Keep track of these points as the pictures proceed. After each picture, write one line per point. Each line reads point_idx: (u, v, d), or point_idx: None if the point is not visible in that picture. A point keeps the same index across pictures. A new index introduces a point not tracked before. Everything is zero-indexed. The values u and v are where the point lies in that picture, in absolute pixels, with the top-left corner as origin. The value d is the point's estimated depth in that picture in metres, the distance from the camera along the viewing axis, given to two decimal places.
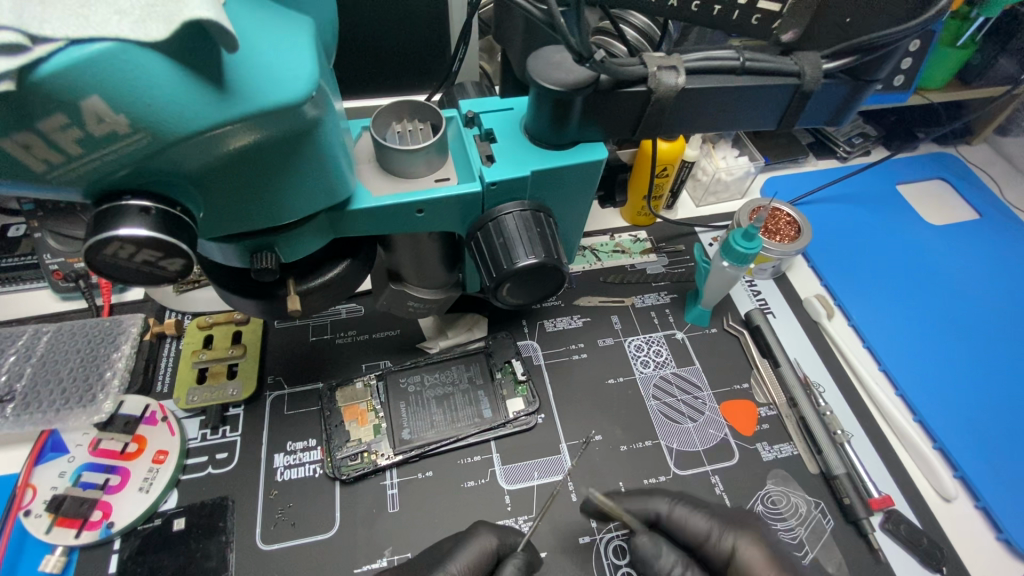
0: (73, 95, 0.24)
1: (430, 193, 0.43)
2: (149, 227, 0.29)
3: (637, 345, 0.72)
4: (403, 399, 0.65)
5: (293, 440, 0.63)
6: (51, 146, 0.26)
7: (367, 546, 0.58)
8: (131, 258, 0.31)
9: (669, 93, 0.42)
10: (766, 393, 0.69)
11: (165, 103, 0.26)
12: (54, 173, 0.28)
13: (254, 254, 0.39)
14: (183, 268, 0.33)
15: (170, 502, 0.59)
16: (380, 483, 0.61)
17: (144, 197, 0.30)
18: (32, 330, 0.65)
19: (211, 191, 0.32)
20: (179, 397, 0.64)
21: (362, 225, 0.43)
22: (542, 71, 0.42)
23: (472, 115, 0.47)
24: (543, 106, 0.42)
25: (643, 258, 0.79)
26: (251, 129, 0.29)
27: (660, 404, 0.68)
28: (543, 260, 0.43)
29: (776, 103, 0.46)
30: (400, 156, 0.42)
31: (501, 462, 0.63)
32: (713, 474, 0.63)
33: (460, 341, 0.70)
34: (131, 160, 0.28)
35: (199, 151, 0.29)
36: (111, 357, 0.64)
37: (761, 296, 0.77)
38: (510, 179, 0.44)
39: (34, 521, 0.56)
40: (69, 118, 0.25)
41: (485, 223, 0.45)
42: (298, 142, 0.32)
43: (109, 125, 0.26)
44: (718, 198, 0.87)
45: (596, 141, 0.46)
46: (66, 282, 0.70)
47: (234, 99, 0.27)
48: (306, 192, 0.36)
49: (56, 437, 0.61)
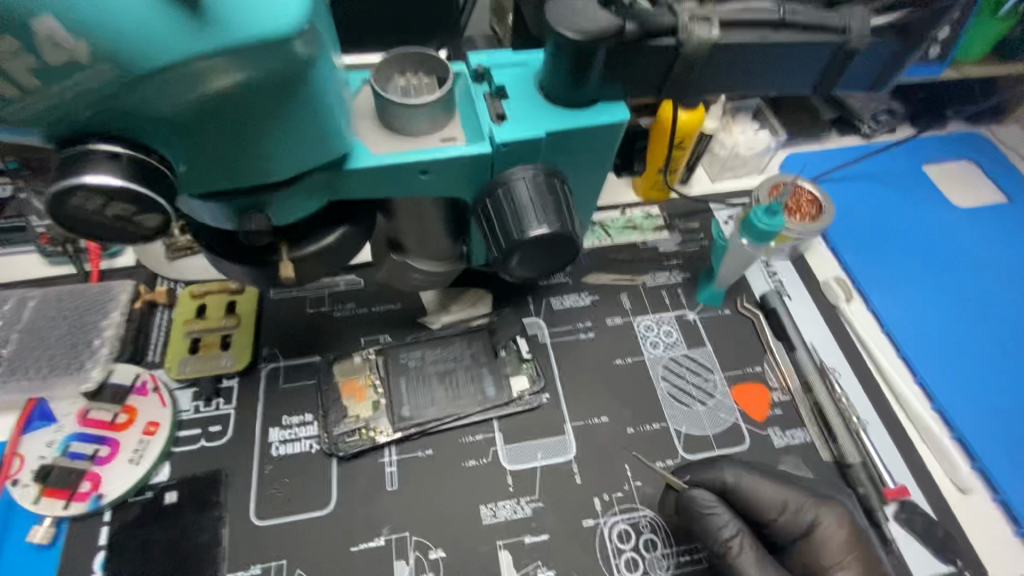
0: (24, 14, 0.22)
1: (434, 152, 0.40)
2: (121, 175, 0.26)
3: (647, 325, 0.69)
4: (403, 374, 0.62)
5: (289, 414, 0.61)
6: (4, 77, 0.24)
7: (365, 524, 0.56)
8: (100, 212, 0.28)
9: (701, 47, 0.39)
10: (780, 377, 0.66)
11: (130, 28, 0.23)
12: (10, 110, 0.25)
13: (243, 214, 0.36)
14: (161, 224, 0.29)
15: (161, 475, 0.57)
16: (378, 460, 0.59)
17: (116, 142, 0.27)
18: (18, 295, 0.63)
19: (191, 141, 0.29)
20: (171, 367, 0.61)
21: (360, 186, 0.40)
22: (562, 17, 0.38)
23: (482, 70, 0.43)
24: (562, 59, 0.39)
25: (656, 235, 0.76)
26: (233, 68, 0.26)
27: (671, 386, 0.65)
28: (556, 229, 0.40)
29: (816, 63, 0.42)
30: (403, 111, 0.39)
31: (503, 442, 0.61)
32: (723, 460, 0.61)
33: (463, 316, 0.67)
34: (95, 98, 0.25)
35: (177, 92, 0.26)
36: (99, 324, 0.61)
37: (777, 277, 0.74)
38: (522, 140, 0.40)
39: (21, 491, 0.54)
40: (20, 42, 0.22)
41: (494, 187, 0.41)
42: (290, 88, 0.29)
43: (68, 53, 0.23)
44: (736, 174, 0.83)
45: (618, 100, 0.42)
46: (53, 246, 0.68)
47: (213, 30, 0.24)
48: (297, 146, 0.33)
49: (44, 406, 0.58)
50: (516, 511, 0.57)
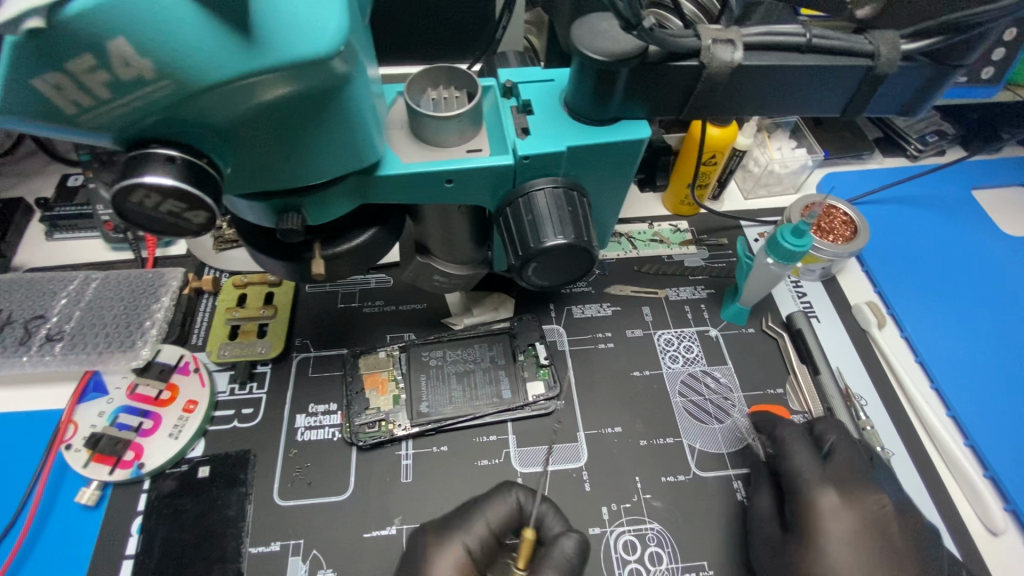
0: (100, 36, 0.24)
1: (460, 162, 0.42)
2: (175, 176, 0.29)
3: (667, 338, 0.69)
4: (424, 372, 0.65)
5: (315, 403, 0.64)
6: (81, 88, 0.26)
7: (378, 512, 0.58)
8: (156, 208, 0.31)
9: (722, 69, 0.39)
10: (801, 401, 0.65)
11: (190, 49, 0.25)
12: (84, 116, 0.27)
13: (281, 214, 0.39)
14: (207, 221, 0.32)
15: (196, 450, 0.61)
16: (395, 453, 0.61)
17: (171, 146, 0.30)
18: (83, 277, 0.69)
19: (238, 145, 0.32)
20: (212, 350, 0.66)
21: (391, 192, 0.42)
22: (587, 38, 0.39)
23: (510, 85, 0.45)
24: (586, 78, 0.40)
25: (682, 249, 0.76)
26: (280, 82, 0.28)
27: (686, 402, 0.65)
28: (571, 241, 0.41)
29: (844, 86, 0.42)
30: (433, 123, 0.41)
31: (516, 445, 0.62)
32: (736, 479, 0.61)
33: (485, 319, 0.70)
34: (158, 107, 0.27)
35: (229, 102, 0.28)
36: (151, 307, 0.67)
37: (806, 298, 0.73)
38: (545, 154, 0.42)
39: (74, 455, 0.59)
40: (96, 59, 0.24)
41: (515, 199, 0.43)
42: (327, 99, 0.32)
43: (136, 69, 0.25)
44: (769, 192, 0.82)
45: (639, 118, 0.43)
46: (117, 233, 0.75)
47: (261, 50, 0.26)
48: (331, 152, 0.35)
49: (97, 378, 0.64)
50: None
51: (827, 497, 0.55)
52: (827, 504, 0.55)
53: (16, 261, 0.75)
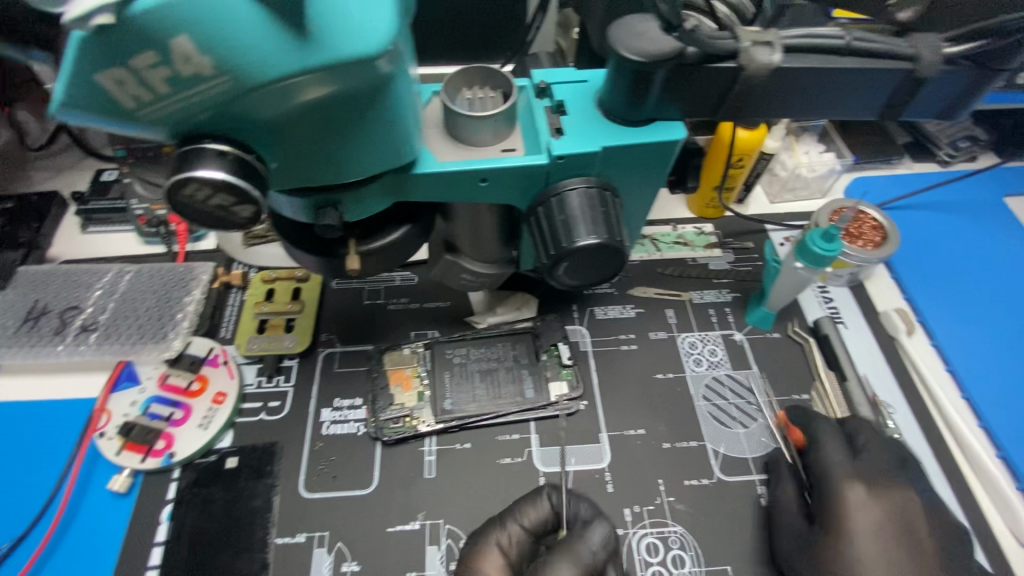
0: (164, 33, 0.25)
1: (495, 161, 0.42)
2: (225, 170, 0.30)
3: (691, 341, 0.69)
4: (448, 369, 0.66)
5: (341, 397, 0.65)
6: (143, 84, 0.27)
7: (402, 507, 0.59)
8: (206, 201, 0.32)
9: (761, 71, 0.39)
10: (827, 408, 0.65)
11: (247, 46, 0.26)
12: (143, 111, 0.28)
13: (320, 210, 0.40)
14: (253, 215, 0.33)
15: (225, 441, 0.62)
16: (419, 449, 0.62)
17: (222, 141, 0.31)
18: (117, 270, 0.71)
19: (285, 142, 0.33)
20: (240, 344, 0.67)
21: (425, 190, 0.43)
22: (625, 38, 0.39)
23: (544, 85, 0.45)
24: (622, 79, 0.40)
25: (707, 252, 0.76)
26: (330, 80, 0.29)
27: (711, 406, 0.65)
28: (604, 241, 0.41)
29: (882, 89, 0.42)
30: (469, 122, 0.42)
31: (539, 444, 0.62)
32: (760, 485, 0.60)
33: (509, 319, 0.70)
34: (213, 103, 0.28)
35: (280, 99, 0.29)
36: (183, 301, 0.69)
37: (832, 304, 0.72)
38: (578, 154, 0.42)
39: (106, 443, 0.61)
40: (159, 56, 0.25)
41: (548, 198, 0.43)
42: (371, 96, 0.32)
43: (196, 66, 0.26)
44: (796, 196, 0.81)
45: (674, 120, 0.43)
46: (149, 227, 0.75)
47: (314, 48, 0.27)
48: (372, 150, 0.36)
49: (130, 368, 0.65)
50: None
51: (855, 491, 0.55)
52: (855, 497, 0.55)
53: (51, 253, 0.76)
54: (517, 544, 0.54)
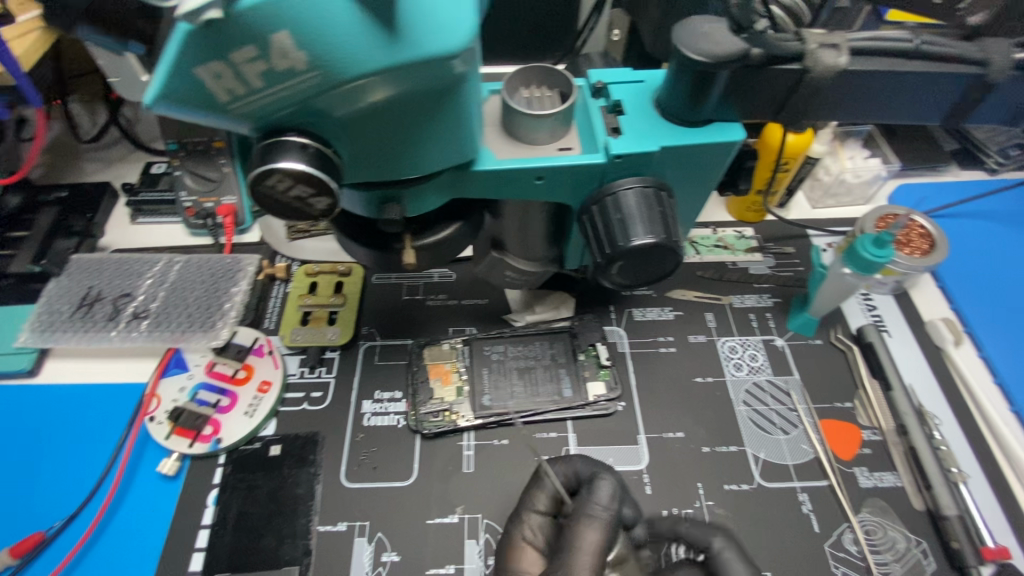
0: (266, 29, 0.26)
1: (553, 160, 0.43)
2: (305, 162, 0.31)
3: (731, 346, 0.68)
4: (486, 366, 0.66)
5: (381, 390, 0.66)
6: (238, 77, 0.28)
7: (440, 500, 0.60)
8: (285, 192, 0.33)
9: (826, 73, 0.39)
10: (870, 416, 0.64)
11: (341, 43, 0.27)
12: (234, 104, 0.29)
13: (382, 204, 0.41)
14: (328, 207, 0.34)
15: (268, 429, 0.64)
16: (457, 443, 0.63)
17: (303, 134, 0.32)
18: (167, 259, 0.73)
19: (360, 136, 0.33)
20: (284, 334, 0.69)
21: (483, 187, 0.43)
22: (689, 39, 0.39)
23: (600, 85, 0.46)
24: (683, 80, 0.40)
25: (747, 256, 0.75)
26: (413, 76, 0.30)
27: (751, 411, 0.64)
28: (661, 240, 0.41)
29: (948, 94, 0.42)
30: (528, 121, 0.42)
31: (577, 443, 0.62)
32: (801, 492, 0.59)
33: (546, 318, 0.70)
34: (302, 97, 0.29)
35: (364, 92, 0.30)
36: (230, 291, 0.70)
37: (876, 312, 0.71)
38: (637, 153, 0.42)
39: (156, 427, 0.63)
40: (258, 50, 0.26)
41: (603, 197, 0.43)
42: (446, 93, 0.33)
43: (291, 61, 0.27)
44: (838, 202, 0.80)
45: (732, 122, 0.43)
46: (196, 219, 0.77)
47: (403, 45, 0.28)
48: (440, 146, 0.37)
49: (179, 355, 0.67)
50: None
51: None
52: None
53: (102, 242, 0.78)
54: (541, 531, 0.53)
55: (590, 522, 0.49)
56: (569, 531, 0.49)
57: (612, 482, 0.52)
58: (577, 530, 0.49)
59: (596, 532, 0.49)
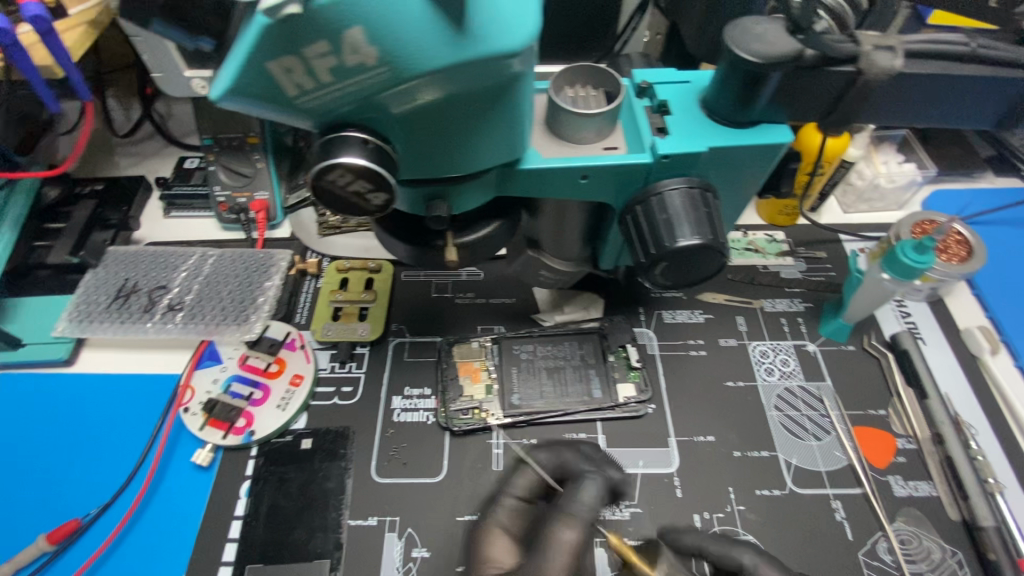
0: (341, 25, 0.26)
1: (599, 159, 0.43)
2: (366, 158, 0.32)
3: (762, 350, 0.68)
4: (515, 365, 0.66)
5: (410, 386, 0.67)
6: (308, 72, 0.28)
7: (470, 498, 0.60)
8: (346, 187, 0.33)
9: (880, 76, 0.39)
10: (905, 425, 0.63)
11: (412, 40, 0.27)
12: (302, 99, 0.30)
13: (429, 202, 0.41)
14: (384, 203, 0.34)
15: (300, 423, 0.64)
16: (486, 441, 0.63)
17: (363, 130, 0.32)
18: (201, 253, 0.74)
19: (417, 133, 0.34)
20: (316, 329, 0.69)
21: (527, 186, 0.44)
22: (741, 39, 0.39)
23: (645, 85, 0.46)
24: (733, 80, 0.40)
25: (778, 260, 0.74)
26: (478, 73, 0.30)
27: (783, 417, 0.64)
28: (707, 242, 0.41)
29: (1002, 98, 0.41)
30: (576, 120, 0.42)
31: (606, 444, 0.62)
32: (835, 499, 0.59)
33: (575, 318, 0.70)
34: (368, 92, 0.30)
35: (427, 88, 0.30)
36: (263, 285, 0.72)
37: (910, 319, 0.70)
38: (684, 154, 0.42)
39: (191, 418, 0.64)
40: (331, 45, 0.27)
41: (648, 197, 0.43)
42: (505, 91, 0.33)
43: (362, 57, 0.27)
44: (871, 207, 0.79)
45: (780, 123, 0.43)
46: (229, 214, 0.78)
47: (470, 42, 0.28)
48: (492, 144, 0.37)
49: (212, 348, 0.68)
50: (615, 513, 0.58)
51: None
52: None
53: (137, 234, 0.79)
54: (515, 518, 0.51)
55: (568, 519, 0.46)
56: (548, 528, 0.45)
57: (599, 480, 0.49)
58: (554, 528, 0.45)
59: (574, 530, 0.45)
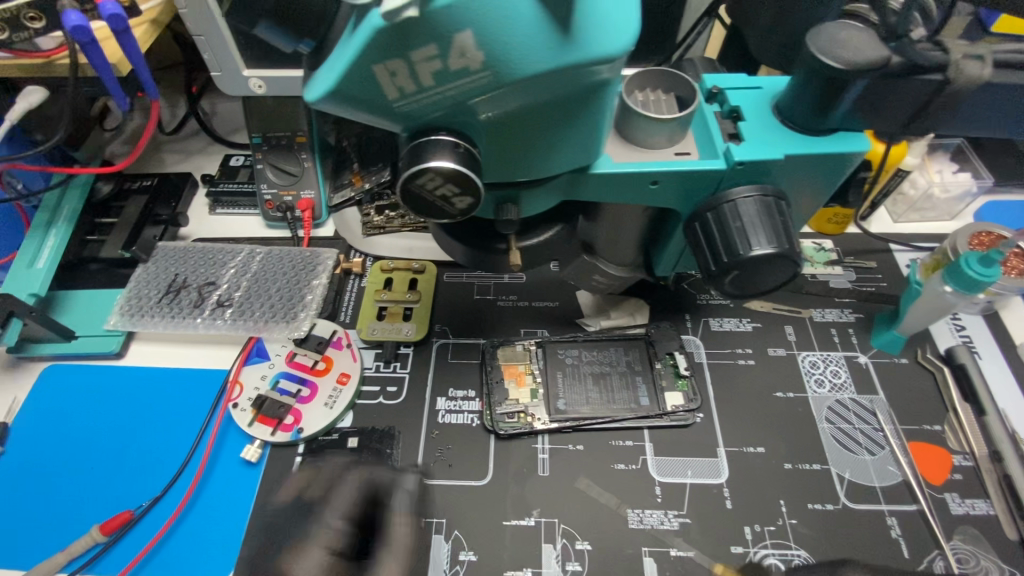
0: (453, 29, 0.26)
1: (670, 165, 0.42)
2: (455, 161, 0.32)
3: (812, 361, 0.67)
4: (560, 369, 0.66)
5: (455, 388, 0.67)
6: (411, 75, 0.29)
7: (516, 502, 0.60)
8: (433, 191, 0.33)
9: (968, 84, 0.38)
10: (961, 441, 0.61)
11: (518, 44, 0.28)
12: (400, 102, 0.30)
13: (500, 206, 0.41)
14: (467, 207, 0.35)
15: (346, 422, 0.65)
16: (532, 446, 0.63)
17: (452, 134, 0.32)
18: (248, 251, 0.76)
19: (503, 137, 0.34)
20: (362, 328, 0.70)
21: (596, 191, 0.43)
22: (825, 46, 0.38)
23: (717, 90, 0.45)
24: (812, 88, 0.39)
25: (827, 269, 0.73)
26: (574, 77, 0.30)
27: (834, 429, 0.62)
28: (782, 251, 0.40)
29: None
30: (648, 125, 0.42)
31: (654, 453, 0.62)
32: (890, 516, 0.57)
33: (621, 324, 0.70)
34: (466, 95, 0.30)
35: (523, 94, 0.30)
36: (311, 283, 0.72)
37: (965, 332, 0.68)
38: (760, 161, 0.41)
39: (240, 413, 0.64)
40: (439, 49, 0.27)
41: (719, 205, 0.43)
42: (593, 96, 0.33)
43: (467, 60, 0.28)
44: (923, 217, 0.77)
45: (857, 132, 0.42)
46: (275, 213, 0.79)
47: (573, 47, 0.28)
48: (572, 149, 0.37)
49: (260, 344, 0.69)
50: (663, 522, 0.58)
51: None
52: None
53: (184, 231, 0.80)
54: (342, 537, 0.47)
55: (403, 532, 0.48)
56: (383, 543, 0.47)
57: (415, 485, 0.50)
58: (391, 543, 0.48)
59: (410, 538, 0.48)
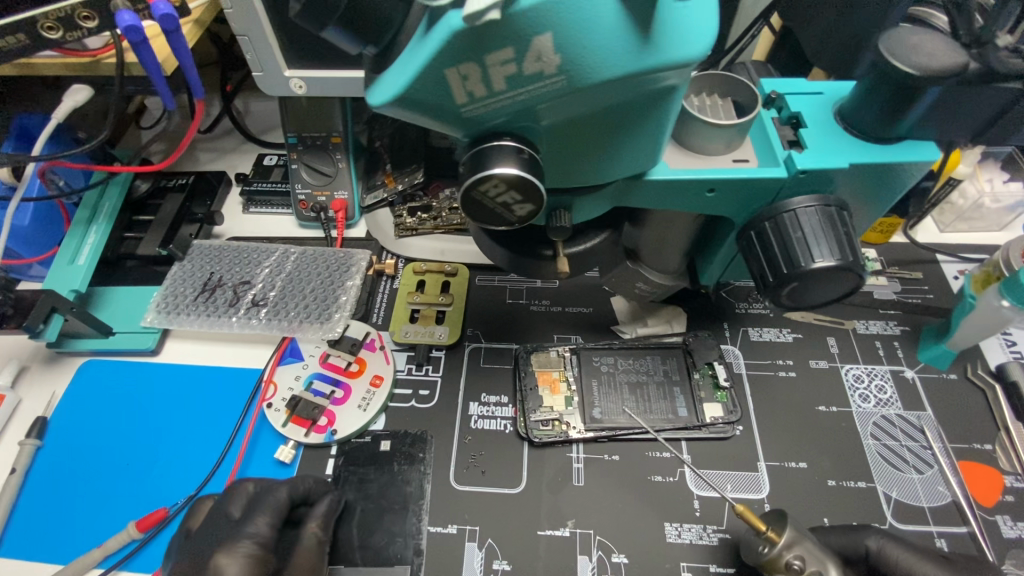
0: (532, 31, 0.26)
1: (728, 172, 0.41)
2: (518, 167, 0.31)
3: (856, 374, 0.65)
4: (596, 377, 0.65)
5: (488, 393, 0.66)
6: (484, 80, 0.28)
7: (551, 512, 0.59)
8: (495, 198, 0.33)
9: None
10: (1013, 461, 0.59)
11: (596, 48, 0.27)
12: (469, 107, 0.30)
13: (552, 211, 0.40)
14: (527, 213, 0.34)
15: (378, 424, 0.64)
16: (566, 454, 0.62)
17: (516, 139, 0.31)
18: (283, 250, 0.76)
19: (567, 143, 0.33)
20: (394, 330, 0.69)
21: (649, 198, 0.42)
22: (897, 50, 0.36)
23: (776, 96, 0.44)
24: (880, 94, 0.38)
25: (871, 280, 0.71)
26: (648, 82, 0.29)
27: (880, 446, 0.60)
28: (845, 263, 0.39)
29: None
30: (706, 130, 0.40)
31: (693, 465, 0.60)
32: (939, 537, 0.55)
33: (658, 331, 0.68)
34: (536, 100, 0.29)
35: (593, 99, 0.30)
36: (344, 284, 0.72)
37: (1017, 348, 0.66)
38: (823, 169, 0.40)
39: (274, 414, 0.64)
40: (516, 52, 0.27)
41: (778, 214, 0.41)
42: (662, 102, 0.32)
43: (543, 64, 0.27)
44: (970, 227, 0.75)
45: (926, 140, 0.40)
46: (308, 212, 0.79)
47: (651, 52, 0.28)
48: (633, 156, 0.36)
49: (294, 344, 0.69)
50: (702, 537, 0.56)
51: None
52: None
53: (219, 229, 0.81)
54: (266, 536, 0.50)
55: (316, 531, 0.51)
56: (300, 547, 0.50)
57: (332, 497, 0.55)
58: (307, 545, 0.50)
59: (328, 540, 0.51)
